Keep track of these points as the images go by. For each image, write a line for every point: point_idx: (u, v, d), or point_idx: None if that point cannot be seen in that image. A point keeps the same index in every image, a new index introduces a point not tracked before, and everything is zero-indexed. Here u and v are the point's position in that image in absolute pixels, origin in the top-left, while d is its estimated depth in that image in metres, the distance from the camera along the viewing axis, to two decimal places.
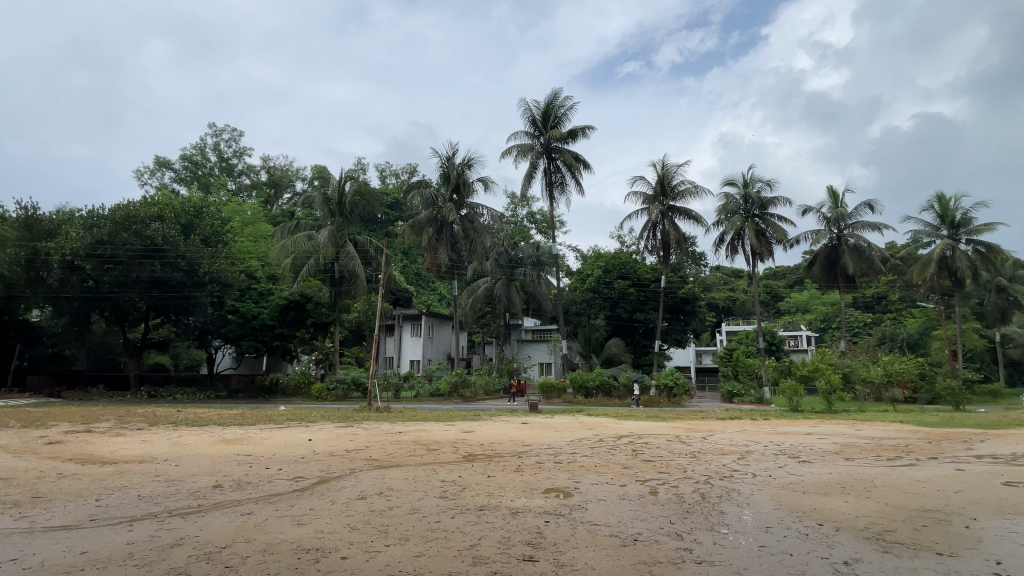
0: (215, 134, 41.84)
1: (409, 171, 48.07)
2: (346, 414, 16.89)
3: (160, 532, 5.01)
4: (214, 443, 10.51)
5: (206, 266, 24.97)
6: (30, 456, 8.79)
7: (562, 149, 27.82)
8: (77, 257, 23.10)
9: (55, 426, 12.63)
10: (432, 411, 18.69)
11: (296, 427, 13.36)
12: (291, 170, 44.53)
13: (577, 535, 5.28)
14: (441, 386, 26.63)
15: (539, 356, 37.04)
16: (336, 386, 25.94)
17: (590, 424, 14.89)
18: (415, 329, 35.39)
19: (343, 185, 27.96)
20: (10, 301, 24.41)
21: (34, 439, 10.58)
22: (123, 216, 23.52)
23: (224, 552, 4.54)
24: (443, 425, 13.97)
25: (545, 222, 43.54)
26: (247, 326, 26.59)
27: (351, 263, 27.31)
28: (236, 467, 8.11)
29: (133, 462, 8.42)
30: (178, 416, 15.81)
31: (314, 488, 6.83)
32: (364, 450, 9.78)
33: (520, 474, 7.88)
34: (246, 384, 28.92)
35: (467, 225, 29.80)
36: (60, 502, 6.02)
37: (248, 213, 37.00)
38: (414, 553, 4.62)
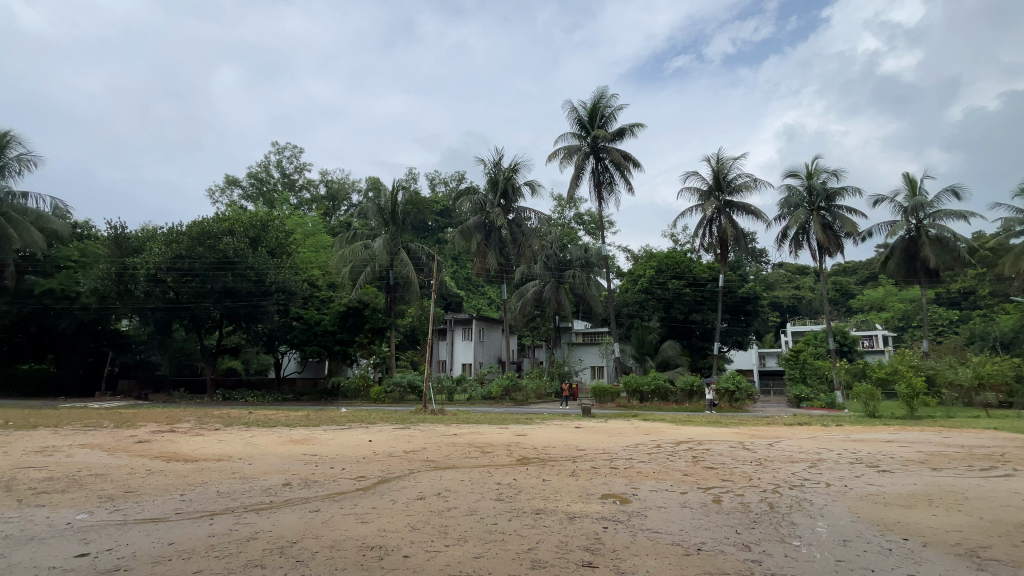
0: (278, 152, 44.45)
1: (458, 178, 49.12)
2: (403, 416, 17.36)
3: (237, 527, 5.35)
4: (283, 443, 11.13)
5: (272, 276, 26.50)
6: (123, 453, 9.65)
7: (610, 148, 27.39)
8: (160, 270, 25.05)
9: (143, 426, 13.80)
10: (485, 414, 18.92)
11: (356, 428, 13.90)
12: (347, 183, 46.60)
13: (637, 542, 5.14)
14: (494, 389, 26.98)
15: (592, 359, 36.49)
16: (393, 388, 26.78)
17: (647, 429, 14.49)
18: (467, 333, 35.94)
19: (395, 194, 28.99)
20: (104, 311, 26.90)
21: (126, 438, 11.61)
22: (199, 232, 25.47)
23: (295, 546, 4.77)
24: (497, 428, 14.10)
25: (593, 222, 43.15)
26: (310, 332, 28.07)
27: (405, 269, 28.13)
28: (303, 466, 8.53)
29: (212, 459, 9.08)
30: (250, 417, 16.89)
31: (376, 487, 7.06)
32: (421, 451, 10.00)
33: (575, 479, 7.79)
34: (309, 388, 30.32)
35: (515, 229, 29.95)
36: (150, 496, 6.56)
37: (309, 225, 39.03)
38: (473, 554, 4.68)
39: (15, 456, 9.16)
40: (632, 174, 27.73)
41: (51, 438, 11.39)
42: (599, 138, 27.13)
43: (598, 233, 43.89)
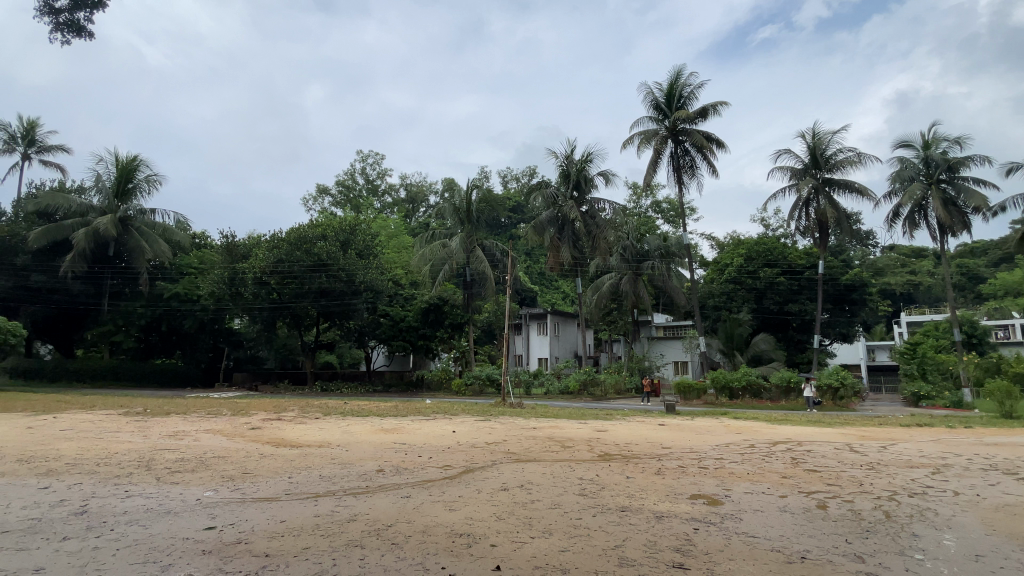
0: (362, 160, 47.25)
1: (530, 173, 49.38)
2: (484, 409, 17.78)
3: (339, 508, 5.78)
4: (375, 431, 11.87)
5: (361, 276, 28.33)
6: (239, 438, 10.80)
7: (691, 130, 26.05)
8: (265, 273, 27.65)
9: (255, 414, 15.35)
10: (564, 409, 18.89)
11: (441, 419, 14.47)
12: (424, 185, 48.52)
13: (732, 545, 4.87)
14: (571, 383, 26.96)
15: (674, 354, 35.14)
16: (473, 381, 27.47)
17: (737, 427, 13.69)
18: (542, 327, 36.05)
19: (469, 193, 29.66)
20: (221, 311, 30.08)
21: (242, 425, 12.97)
22: (296, 238, 27.82)
23: (390, 529, 5.06)
24: (576, 423, 14.01)
25: (672, 210, 41.45)
26: (396, 327, 29.89)
27: (481, 266, 28.83)
28: (394, 454, 9.04)
29: (314, 446, 9.87)
30: (345, 407, 18.19)
31: (461, 477, 7.30)
32: (503, 444, 10.18)
33: (661, 478, 7.53)
34: (396, 379, 32.03)
35: (589, 221, 29.52)
36: (264, 478, 7.29)
37: (392, 227, 41.16)
38: (559, 548, 4.68)
39: (154, 439, 10.55)
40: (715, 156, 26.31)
41: (181, 424, 12.99)
42: (678, 120, 25.90)
43: (678, 221, 42.09)
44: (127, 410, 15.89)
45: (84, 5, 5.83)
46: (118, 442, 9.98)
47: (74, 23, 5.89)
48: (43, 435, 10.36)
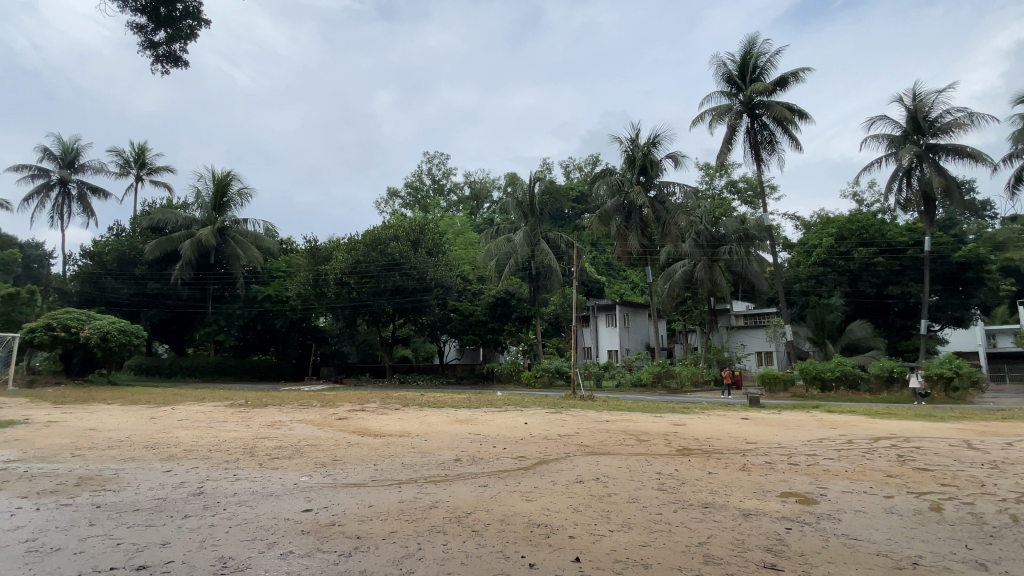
0: (428, 161, 48.78)
1: (593, 161, 48.54)
2: (555, 401, 17.83)
3: (421, 495, 6.04)
4: (451, 423, 12.24)
5: (431, 273, 29.36)
6: (328, 427, 11.60)
7: (768, 103, 24.32)
8: (345, 273, 29.35)
9: (340, 405, 16.43)
10: (636, 401, 18.50)
11: (513, 411, 14.65)
12: (488, 181, 49.19)
13: (829, 548, 4.53)
14: (644, 376, 26.31)
15: (757, 343, 33.17)
16: (542, 373, 27.61)
17: (831, 422, 12.66)
18: (611, 319, 35.40)
19: (532, 186, 29.62)
20: (308, 310, 32.21)
21: (330, 416, 13.92)
22: (371, 239, 29.29)
23: (470, 517, 5.21)
24: (652, 416, 13.62)
25: (749, 189, 39.04)
26: (466, 322, 30.72)
27: (546, 258, 28.89)
28: (470, 444, 9.30)
29: (395, 435, 10.37)
30: (421, 399, 18.97)
31: (536, 468, 7.35)
32: (575, 436, 10.12)
33: (747, 474, 7.15)
34: (468, 372, 32.98)
35: (658, 206, 28.55)
36: (352, 465, 7.76)
37: (458, 224, 42.15)
38: (639, 542, 4.59)
39: (256, 428, 11.61)
40: (798, 128, 24.45)
41: (277, 415, 14.18)
42: (754, 93, 24.27)
43: (757, 201, 39.55)
44: (232, 402, 17.60)
45: (179, 37, 6.40)
46: (225, 431, 11.09)
47: (172, 53, 6.48)
48: (165, 425, 11.71)
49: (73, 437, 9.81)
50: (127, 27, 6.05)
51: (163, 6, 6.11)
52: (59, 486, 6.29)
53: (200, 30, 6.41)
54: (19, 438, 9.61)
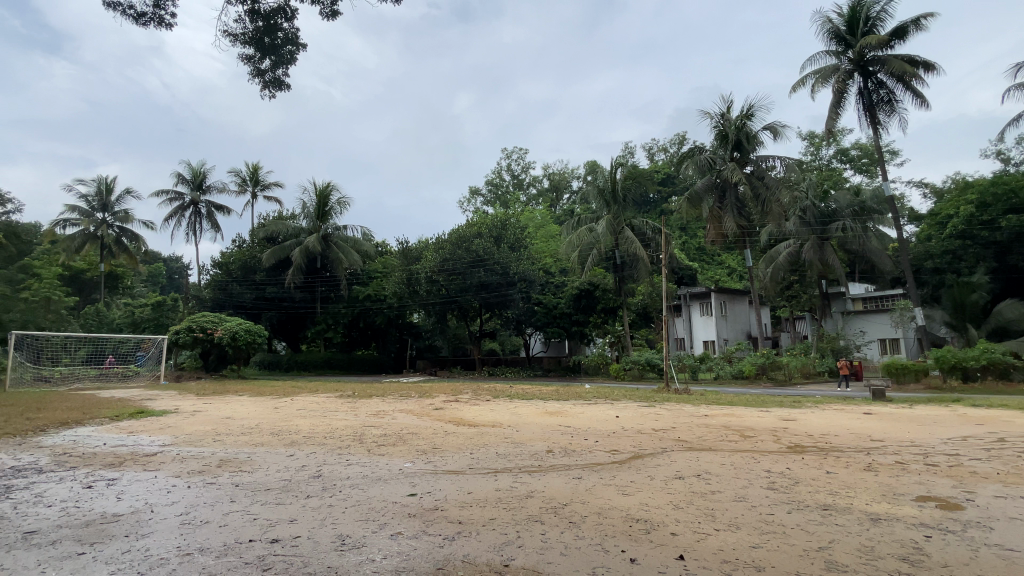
0: (507, 157, 49.47)
1: (679, 141, 46.22)
2: (647, 394, 17.26)
3: (516, 484, 6.17)
4: (541, 414, 12.33)
5: (515, 267, 29.84)
6: (427, 417, 12.23)
7: (885, 58, 21.48)
8: (435, 272, 30.67)
9: (436, 396, 17.27)
10: (737, 395, 17.36)
11: (604, 404, 14.42)
12: (567, 172, 48.78)
13: (982, 560, 3.95)
14: (744, 368, 24.57)
15: (879, 330, 29.65)
16: (631, 366, 26.88)
17: (978, 418, 10.94)
18: (705, 308, 33.58)
19: (614, 172, 28.85)
20: (402, 307, 34.03)
21: (428, 406, 14.66)
22: (456, 238, 30.30)
23: (566, 508, 5.22)
24: (756, 411, 12.71)
25: (864, 156, 34.91)
26: (550, 315, 30.72)
27: (632, 247, 28.07)
28: (562, 436, 9.32)
29: (488, 425, 10.67)
30: (510, 391, 19.32)
31: (632, 462, 7.19)
32: (671, 431, 9.74)
33: (873, 475, 6.42)
34: (555, 364, 33.15)
35: (755, 183, 26.47)
36: (450, 453, 8.11)
37: (539, 218, 42.31)
38: (750, 543, 4.33)
39: (362, 417, 12.55)
40: (923, 82, 21.41)
41: (380, 405, 15.25)
42: (866, 48, 21.60)
43: (874, 168, 35.23)
44: (341, 393, 19.20)
45: (281, 62, 7.04)
46: (337, 419, 12.13)
47: (276, 78, 7.14)
48: (286, 414, 13.09)
49: (214, 425, 11.28)
50: (239, 59, 6.76)
51: (266, 36, 6.73)
52: (205, 467, 7.27)
53: (298, 53, 7.01)
54: (174, 425, 11.24)
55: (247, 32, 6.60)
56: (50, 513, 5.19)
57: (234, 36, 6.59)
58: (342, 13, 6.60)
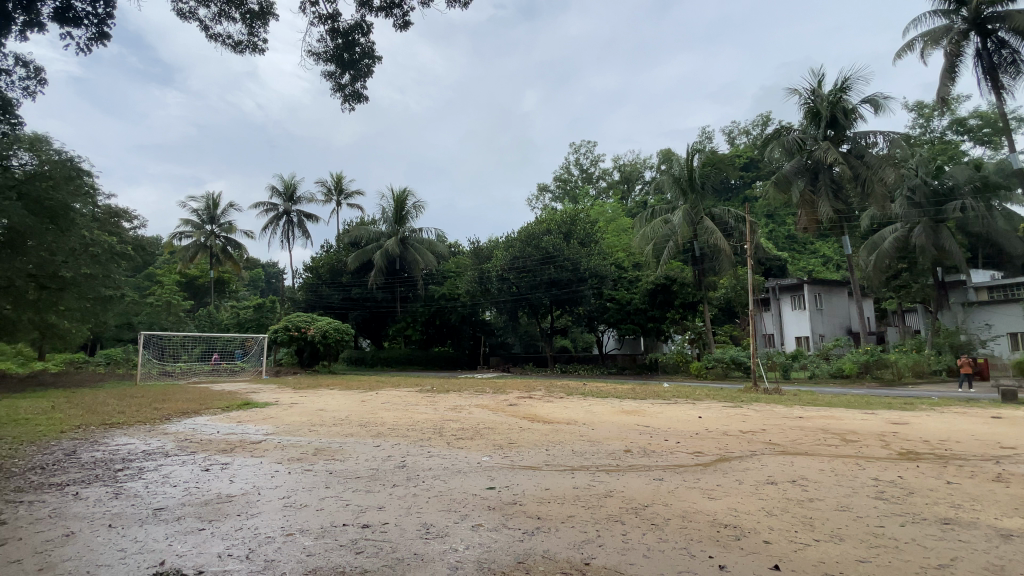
0: (575, 152, 48.98)
1: (761, 122, 43.29)
2: (731, 394, 16.32)
3: (595, 483, 6.10)
4: (618, 413, 12.08)
5: (585, 263, 29.42)
6: (502, 412, 12.44)
7: (1006, 14, 18.69)
8: (506, 270, 31.05)
9: (510, 392, 17.50)
10: (834, 395, 15.94)
11: (685, 404, 13.83)
12: (638, 162, 47.37)
13: None
14: (844, 366, 22.47)
15: (1010, 323, 25.81)
16: (714, 364, 25.40)
17: None
18: (797, 301, 31.20)
19: (690, 160, 27.62)
20: (475, 305, 34.76)
21: (503, 402, 14.88)
22: (526, 235, 30.47)
23: (648, 510, 5.08)
24: (859, 413, 11.57)
25: (986, 125, 30.60)
26: (624, 311, 29.88)
27: (711, 238, 26.76)
28: (640, 436, 9.08)
29: (564, 423, 10.64)
30: (585, 388, 19.11)
31: (717, 465, 6.84)
32: (760, 433, 9.14)
33: (1006, 486, 5.62)
34: (629, 362, 32.55)
35: (854, 161, 24.21)
36: (527, 449, 8.18)
37: (610, 212, 41.46)
38: (855, 557, 3.95)
39: (442, 412, 12.99)
40: None
41: (458, 400, 15.71)
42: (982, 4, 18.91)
43: (998, 139, 30.81)
44: (420, 388, 20.01)
45: (359, 76, 7.46)
46: (418, 413, 12.66)
47: (355, 91, 7.58)
48: (372, 407, 13.87)
49: (309, 416, 12.25)
50: (322, 77, 7.27)
51: (346, 52, 7.15)
52: (304, 455, 7.92)
53: (374, 66, 7.40)
54: (274, 416, 12.34)
55: (328, 51, 7.07)
56: (177, 492, 5.90)
57: (317, 56, 7.08)
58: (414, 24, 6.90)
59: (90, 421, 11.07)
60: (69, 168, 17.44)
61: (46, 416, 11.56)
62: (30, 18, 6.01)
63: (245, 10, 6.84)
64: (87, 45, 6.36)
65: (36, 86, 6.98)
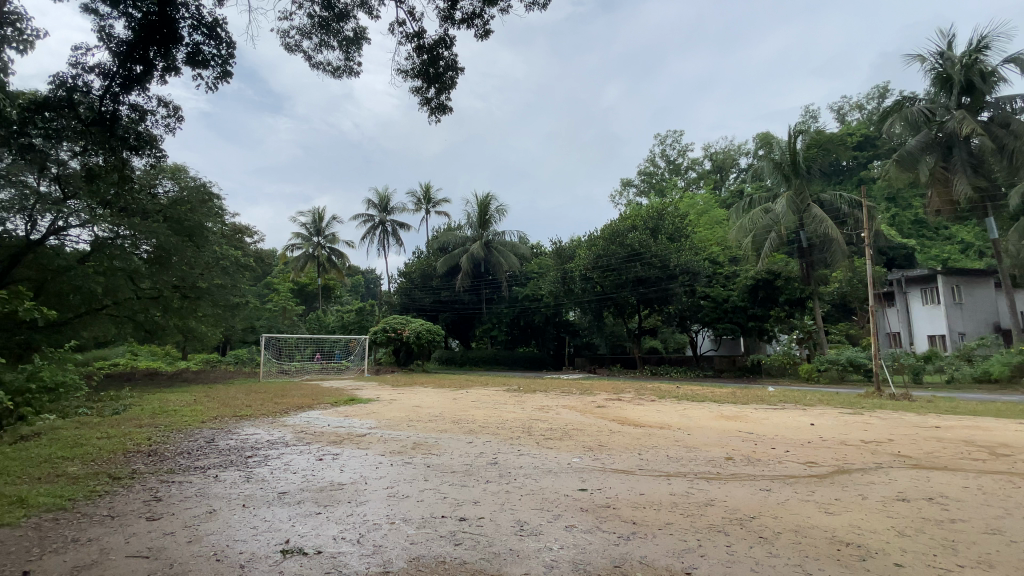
0: (661, 143, 47.15)
1: (877, 94, 38.69)
2: (847, 399, 14.71)
3: (694, 490, 5.80)
4: (715, 418, 11.40)
5: (675, 260, 28.11)
6: (590, 414, 12.27)
7: None
8: (589, 269, 30.64)
9: (598, 393, 17.23)
10: (979, 403, 13.76)
11: (792, 409, 12.70)
12: (732, 149, 44.46)
13: None
14: (991, 370, 19.28)
15: None
16: (828, 366, 22.97)
17: None
18: (928, 295, 27.43)
19: (793, 143, 25.38)
20: (560, 305, 34.64)
21: (591, 403, 14.69)
22: (610, 233, 29.85)
23: (755, 522, 4.74)
24: (1012, 424, 9.86)
25: None
26: (720, 309, 28.12)
27: (821, 226, 24.44)
28: (742, 443, 8.50)
29: (656, 427, 10.25)
30: (678, 391, 18.25)
31: (834, 477, 6.20)
32: (886, 444, 8.14)
33: None
34: (727, 365, 30.53)
35: (998, 131, 20.81)
36: (618, 452, 8.00)
37: (701, 203, 39.35)
38: None
39: (530, 411, 13.11)
40: None
41: (546, 400, 15.79)
42: None
43: None
44: (508, 387, 20.38)
45: (444, 88, 7.79)
46: (508, 412, 12.91)
47: (441, 103, 7.91)
48: (464, 405, 14.37)
49: (407, 412, 12.98)
50: (410, 93, 7.70)
51: (431, 67, 7.50)
52: (403, 448, 8.41)
53: (457, 78, 7.68)
54: (375, 411, 13.21)
55: (415, 67, 7.47)
56: (296, 478, 6.55)
57: (406, 73, 7.50)
58: (494, 31, 7.09)
59: (223, 413, 12.60)
60: (202, 193, 20.05)
61: (190, 408, 13.37)
62: (168, 64, 7.04)
63: (342, 38, 7.44)
64: (214, 83, 7.31)
65: (175, 123, 8.13)
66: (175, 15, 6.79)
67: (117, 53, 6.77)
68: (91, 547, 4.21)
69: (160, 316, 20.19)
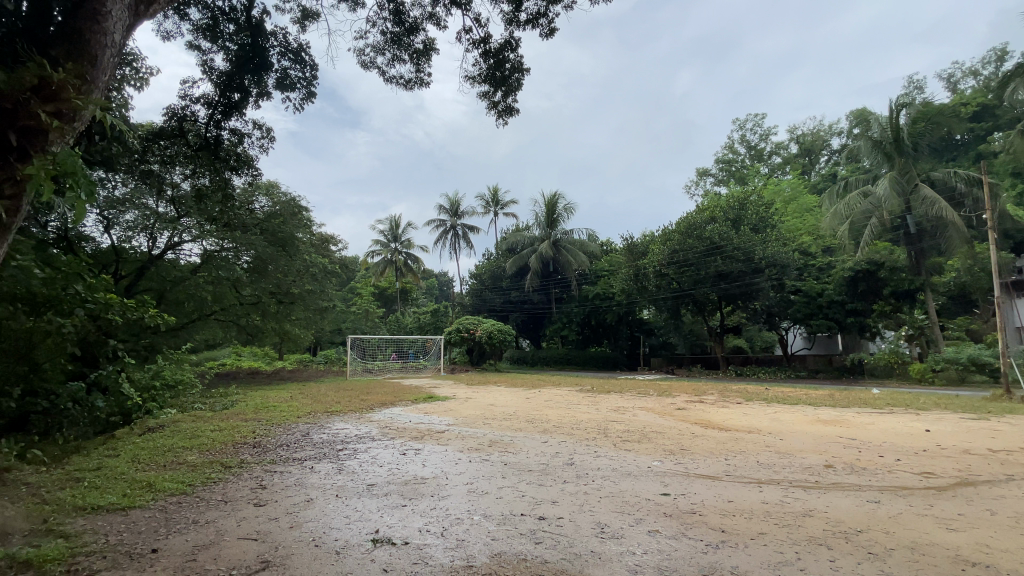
0: (741, 128, 44.37)
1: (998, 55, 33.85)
2: (970, 403, 12.98)
3: (789, 499, 5.41)
4: (810, 422, 10.53)
5: (760, 252, 26.28)
6: (670, 416, 11.82)
7: None
8: (664, 265, 29.56)
9: (678, 395, 16.50)
10: None
11: (901, 414, 11.43)
12: (822, 129, 40.89)
13: None
14: None
15: None
16: (945, 366, 20.45)
17: None
18: None
19: (895, 117, 22.90)
20: (633, 304, 33.74)
21: (670, 405, 14.14)
22: (686, 226, 28.61)
23: (862, 536, 4.32)
24: None
25: None
26: (813, 304, 25.91)
27: (933, 209, 21.83)
28: (843, 450, 7.79)
29: (743, 431, 9.67)
30: (766, 393, 17.08)
31: (958, 491, 5.50)
32: (1022, 454, 7.08)
33: None
34: (823, 365, 28.09)
35: None
36: (702, 457, 7.63)
37: (788, 190, 36.57)
38: None
39: (607, 412, 12.86)
40: None
41: (622, 401, 15.41)
42: None
43: None
44: (582, 387, 20.16)
45: (511, 91, 7.87)
46: (583, 412, 12.77)
47: (507, 105, 8.00)
48: (539, 405, 14.40)
49: (483, 411, 13.23)
50: (478, 98, 7.87)
51: (497, 70, 7.61)
52: (481, 446, 8.59)
53: (524, 78, 7.73)
54: (452, 410, 13.57)
55: (482, 72, 7.61)
56: (383, 471, 6.92)
57: (474, 78, 7.66)
58: (558, 28, 7.08)
59: (316, 410, 13.56)
60: (293, 205, 21.80)
61: (287, 405, 14.51)
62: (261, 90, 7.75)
63: (413, 50, 7.76)
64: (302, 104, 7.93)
65: (269, 143, 8.90)
66: (266, 45, 7.48)
67: (218, 84, 7.55)
68: (209, 529, 4.72)
69: (259, 320, 22.18)
